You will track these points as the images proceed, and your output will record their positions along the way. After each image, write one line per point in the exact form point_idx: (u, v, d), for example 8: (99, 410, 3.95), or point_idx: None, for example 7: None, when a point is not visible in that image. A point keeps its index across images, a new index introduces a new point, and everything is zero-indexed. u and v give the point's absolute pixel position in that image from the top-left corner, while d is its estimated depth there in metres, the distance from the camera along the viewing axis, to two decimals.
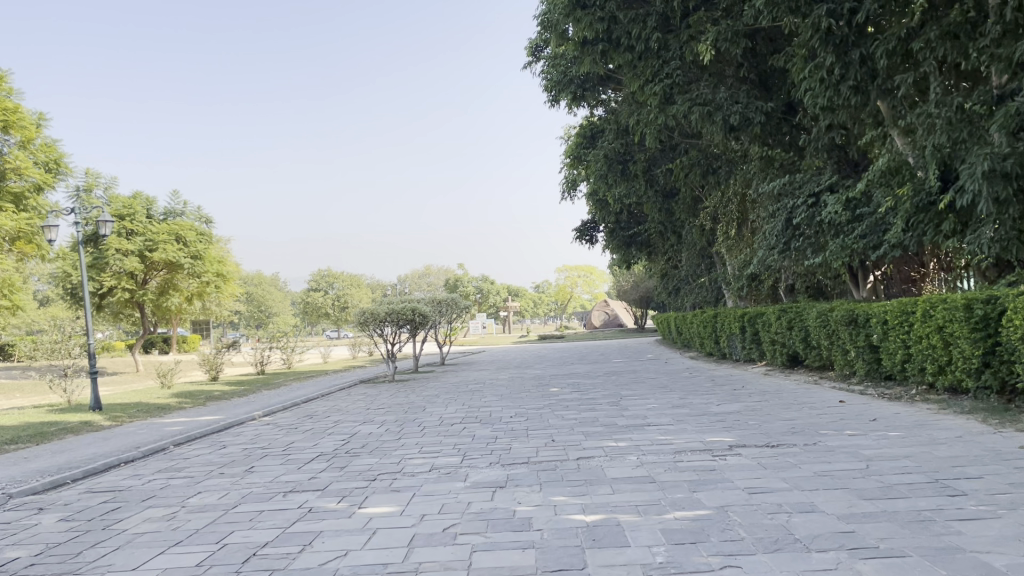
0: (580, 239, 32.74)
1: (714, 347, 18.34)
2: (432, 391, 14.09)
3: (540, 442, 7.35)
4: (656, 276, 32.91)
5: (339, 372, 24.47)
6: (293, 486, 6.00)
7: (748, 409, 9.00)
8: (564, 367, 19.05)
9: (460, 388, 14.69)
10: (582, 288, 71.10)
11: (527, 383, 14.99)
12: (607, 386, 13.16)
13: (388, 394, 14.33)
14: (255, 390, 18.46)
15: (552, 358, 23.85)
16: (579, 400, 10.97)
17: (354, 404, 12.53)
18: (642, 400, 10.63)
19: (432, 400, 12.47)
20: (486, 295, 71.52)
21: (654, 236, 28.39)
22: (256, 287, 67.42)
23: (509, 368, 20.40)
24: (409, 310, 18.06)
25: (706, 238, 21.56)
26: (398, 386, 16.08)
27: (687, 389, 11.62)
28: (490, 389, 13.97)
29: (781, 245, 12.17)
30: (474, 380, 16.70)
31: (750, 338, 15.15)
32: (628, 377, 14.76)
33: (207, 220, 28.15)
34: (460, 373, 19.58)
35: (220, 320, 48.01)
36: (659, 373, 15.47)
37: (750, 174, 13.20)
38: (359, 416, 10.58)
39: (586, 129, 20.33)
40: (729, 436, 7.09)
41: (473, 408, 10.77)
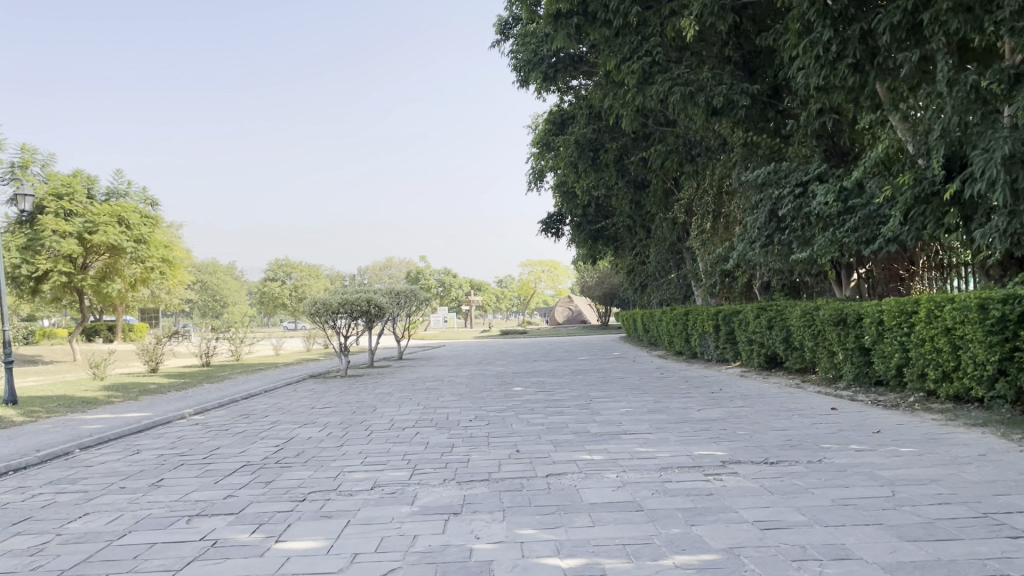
0: (546, 232, 31.83)
1: (683, 345, 17.57)
2: (384, 389, 13.05)
3: (503, 453, 6.38)
4: (622, 272, 32.18)
5: (290, 365, 23.24)
6: (203, 508, 4.93)
7: (733, 416, 8.13)
8: (526, 364, 18.12)
9: (416, 385, 13.66)
10: (546, 284, 70.34)
11: (488, 381, 14.03)
12: (574, 386, 12.24)
13: (337, 391, 13.24)
14: (195, 384, 17.21)
15: (514, 355, 22.90)
16: (544, 402, 10.02)
17: (297, 402, 11.44)
18: (614, 403, 9.72)
19: (384, 398, 11.43)
20: (448, 288, 70.43)
21: (622, 231, 27.59)
22: (211, 276, 65.42)
23: (469, 364, 19.41)
24: (362, 301, 16.99)
25: (677, 232, 20.78)
26: (349, 383, 14.98)
27: (660, 392, 10.74)
28: (448, 387, 12.97)
29: (763, 238, 11.35)
30: (431, 377, 15.69)
31: (724, 337, 14.37)
32: (595, 377, 13.86)
33: (153, 203, 26.62)
34: (418, 369, 18.56)
35: (171, 309, 46.26)
36: (628, 372, 14.62)
37: (732, 162, 12.37)
38: (300, 417, 9.50)
39: (556, 115, 19.36)
40: (719, 449, 6.19)
41: (427, 409, 9.76)
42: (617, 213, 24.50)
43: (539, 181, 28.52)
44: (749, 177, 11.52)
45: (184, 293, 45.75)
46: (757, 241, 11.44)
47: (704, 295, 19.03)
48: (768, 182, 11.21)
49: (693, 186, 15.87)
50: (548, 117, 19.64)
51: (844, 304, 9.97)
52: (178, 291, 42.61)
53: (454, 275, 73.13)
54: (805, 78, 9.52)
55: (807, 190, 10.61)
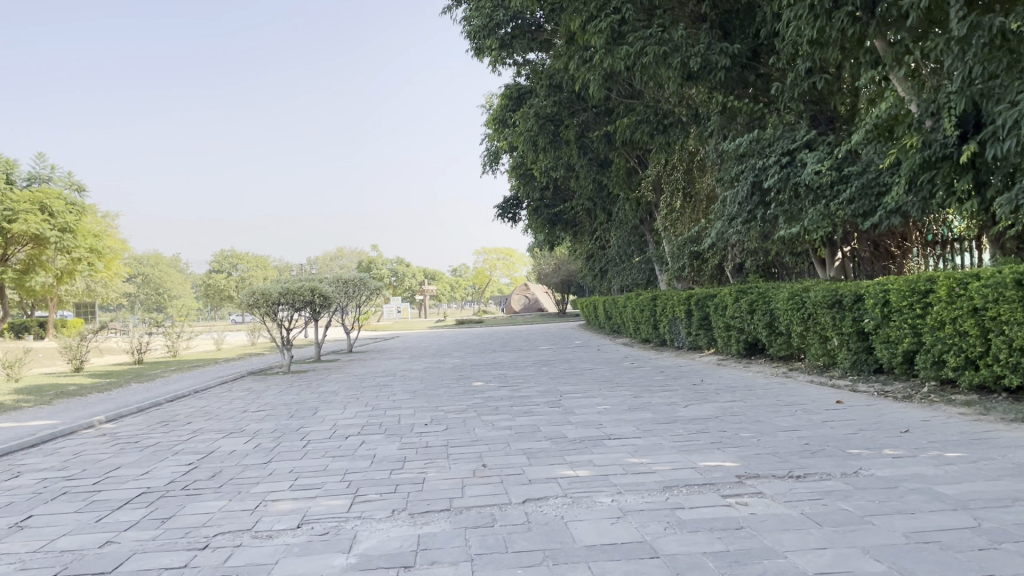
0: (502, 217, 30.66)
1: (651, 332, 16.60)
2: (329, 387, 11.77)
3: (466, 469, 5.21)
4: (580, 257, 31.20)
5: (233, 360, 21.71)
6: (67, 564, 3.67)
7: (728, 413, 7.08)
8: (485, 356, 16.96)
9: (365, 382, 12.38)
10: (501, 272, 69.22)
11: (445, 375, 12.84)
12: (541, 379, 11.13)
13: (277, 390, 11.91)
14: (120, 384, 15.64)
15: (472, 345, 21.72)
16: (509, 400, 8.87)
17: (229, 405, 10.10)
18: (588, 399, 8.61)
19: (328, 398, 10.15)
20: (401, 278, 68.87)
21: (581, 214, 26.55)
22: (153, 267, 62.71)
23: (424, 356, 18.18)
24: (306, 290, 15.64)
25: (641, 212, 19.78)
26: (292, 380, 13.61)
27: (637, 385, 9.67)
28: (401, 383, 11.75)
29: (745, 214, 10.38)
30: (383, 371, 14.45)
31: (698, 324, 13.41)
32: (561, 368, 12.76)
33: (79, 188, 24.67)
34: (369, 363, 17.28)
35: (109, 302, 43.91)
36: (596, 362, 13.55)
37: (707, 132, 11.35)
38: (227, 424, 8.19)
39: (512, 90, 18.13)
40: (728, 458, 5.12)
41: (376, 411, 8.54)
42: (577, 195, 23.46)
43: (494, 163, 27.30)
44: (729, 147, 10.50)
45: (122, 286, 43.44)
46: (738, 218, 10.44)
47: (670, 280, 18.09)
48: (750, 153, 10.19)
49: (662, 162, 14.84)
50: (505, 92, 18.42)
51: (838, 284, 9.02)
52: (115, 284, 40.38)
53: (407, 264, 71.52)
54: (797, 31, 8.52)
55: (794, 159, 9.62)
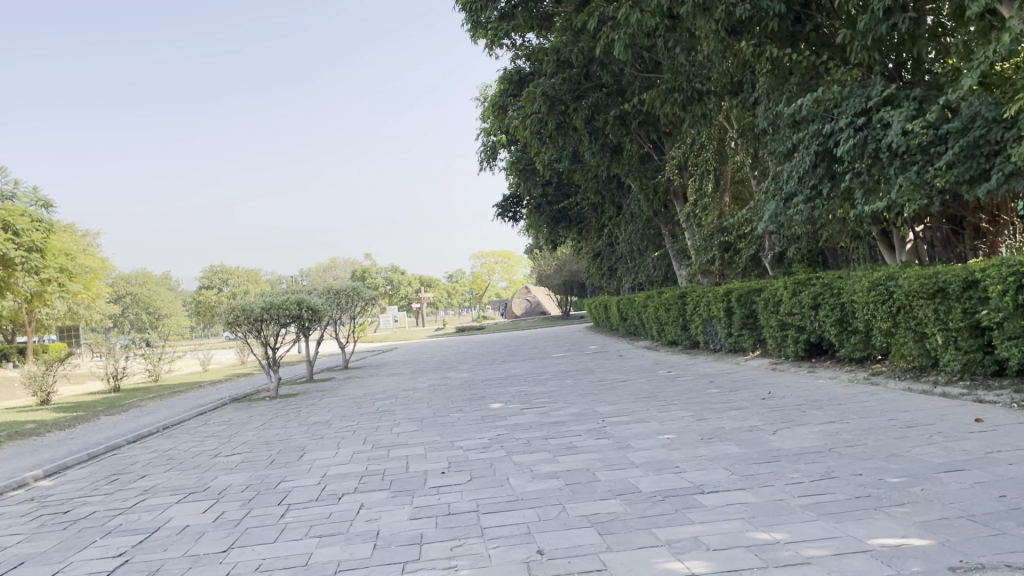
0: (501, 217, 28.96)
1: (679, 334, 14.91)
2: (321, 416, 10.06)
3: (516, 562, 3.48)
4: (585, 256, 29.54)
5: (217, 383, 19.95)
6: None
7: (840, 441, 5.40)
8: (496, 368, 15.24)
9: (364, 407, 10.67)
10: (499, 276, 67.47)
11: (455, 394, 11.12)
12: (570, 397, 9.42)
13: (258, 422, 10.17)
14: (85, 418, 13.87)
15: (478, 355, 20.00)
16: (542, 429, 7.17)
17: (199, 446, 8.38)
18: (643, 425, 6.91)
19: (319, 433, 8.43)
20: (397, 287, 67.09)
21: (587, 209, 24.88)
22: (141, 285, 60.82)
23: (427, 370, 16.47)
24: (293, 304, 13.90)
25: (657, 202, 18.11)
26: (279, 407, 11.87)
27: (692, 403, 7.97)
28: (404, 408, 10.03)
29: (808, 190, 8.76)
30: (382, 392, 12.72)
31: (741, 323, 11.81)
32: (589, 381, 11.06)
33: (47, 204, 22.78)
34: (367, 381, 15.53)
35: (94, 325, 42.03)
36: (626, 372, 11.83)
37: (753, 98, 9.70)
38: (189, 479, 6.46)
39: (512, 74, 16.50)
40: (909, 531, 3.41)
41: (378, 452, 6.82)
42: (584, 189, 21.83)
43: (492, 159, 25.63)
44: (784, 111, 8.85)
45: (106, 306, 41.62)
46: (800, 195, 8.81)
47: (694, 275, 16.45)
48: (811, 116, 8.55)
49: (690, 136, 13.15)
50: (505, 77, 16.78)
51: (936, 270, 7.37)
52: (98, 305, 38.54)
53: (402, 272, 69.76)
54: None
55: (870, 120, 7.95)
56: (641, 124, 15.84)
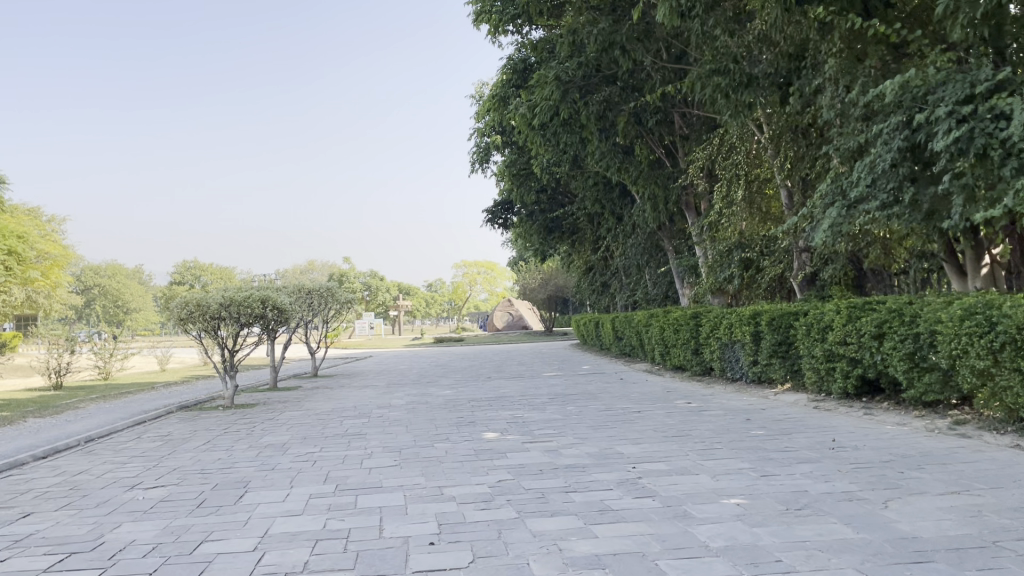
0: (490, 224, 27.31)
1: (688, 359, 13.33)
2: (277, 437, 8.30)
3: None
4: (575, 270, 27.96)
5: (170, 386, 18.01)
6: None
7: (1003, 531, 3.81)
8: (482, 386, 13.55)
9: (329, 428, 8.93)
10: (481, 287, 65.85)
11: (437, 417, 9.42)
12: (581, 430, 7.75)
13: (199, 440, 8.36)
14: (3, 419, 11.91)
15: (460, 370, 18.25)
16: (557, 478, 5.50)
17: (115, 472, 6.59)
18: (691, 481, 5.27)
19: (270, 463, 6.68)
20: (374, 293, 65.34)
21: (584, 219, 23.35)
22: (107, 276, 58.35)
23: (404, 385, 14.70)
24: (255, 302, 12.11)
25: (666, 213, 16.61)
26: (228, 422, 10.05)
27: (742, 449, 6.35)
28: (378, 432, 8.30)
29: (884, 195, 7.29)
30: (352, 408, 10.97)
31: (769, 351, 10.32)
32: (597, 410, 9.41)
33: None
34: (336, 394, 13.74)
35: (50, 316, 39.68)
36: (637, 401, 10.17)
37: (817, 83, 8.24)
38: (81, 530, 4.69)
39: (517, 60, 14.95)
40: None
41: (343, 500, 5.11)
42: (583, 196, 20.32)
43: (484, 161, 24.05)
44: (861, 97, 7.37)
45: (64, 295, 39.30)
46: (874, 201, 7.33)
47: (705, 295, 14.94)
48: (894, 105, 7.07)
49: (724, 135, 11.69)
50: (508, 65, 15.25)
51: None
52: (57, 294, 36.28)
53: (380, 278, 67.84)
54: None
55: (975, 108, 6.46)
56: (658, 124, 14.35)
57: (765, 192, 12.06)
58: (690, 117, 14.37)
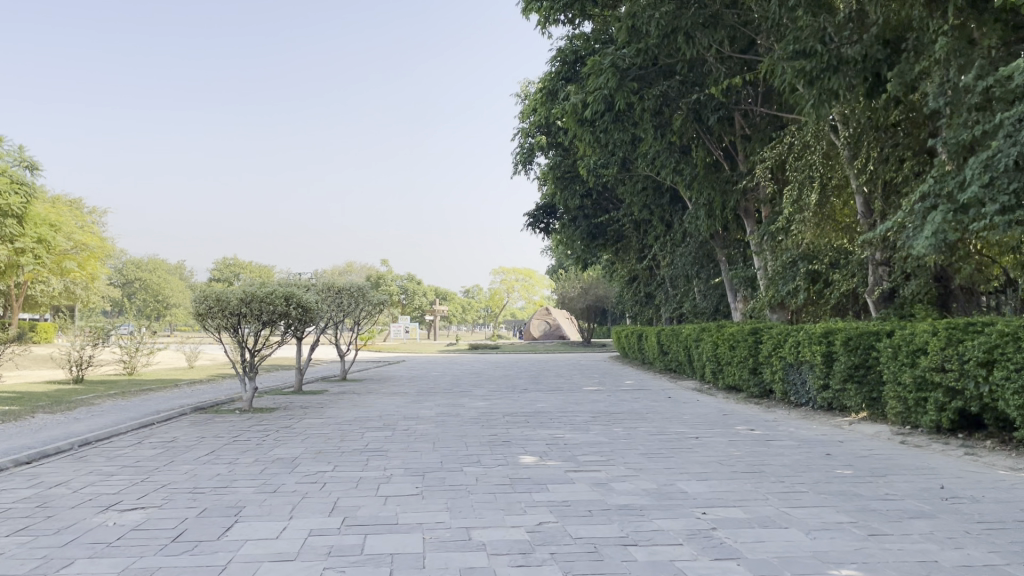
0: (530, 228, 26.32)
1: (744, 379, 12.21)
2: (289, 450, 7.40)
3: None
4: (618, 279, 26.87)
5: (193, 384, 17.32)
6: None
7: None
8: (518, 400, 12.56)
9: (347, 441, 8.02)
10: (519, 295, 64.99)
11: (468, 434, 8.47)
12: (632, 459, 6.73)
13: (204, 450, 7.51)
14: (11, 414, 11.22)
15: (495, 380, 17.29)
16: (611, 524, 4.49)
17: (95, 487, 5.72)
18: (779, 536, 4.22)
19: (272, 484, 5.75)
20: (411, 296, 64.85)
21: (630, 226, 22.28)
22: (148, 270, 58.64)
23: (435, 394, 13.79)
24: (279, 299, 11.29)
25: (722, 220, 15.51)
26: (241, 429, 9.21)
27: (834, 496, 5.26)
28: (402, 450, 7.36)
29: (1004, 197, 6.20)
30: (376, 418, 10.06)
31: (843, 375, 9.22)
32: (648, 434, 8.36)
33: (31, 166, 20.18)
34: (362, 401, 12.86)
35: (88, 309, 39.58)
36: (692, 424, 9.10)
37: (923, 68, 7.16)
38: (23, 567, 3.79)
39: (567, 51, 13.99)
40: None
41: (348, 541, 4.15)
42: (630, 201, 19.28)
43: (527, 163, 23.14)
44: (979, 83, 6.30)
45: (102, 287, 39.29)
46: (993, 204, 6.23)
47: (762, 309, 13.80)
48: None
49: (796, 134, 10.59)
50: (558, 56, 14.28)
51: None
52: (95, 287, 36.25)
53: (417, 282, 67.29)
54: None
55: None
56: (718, 123, 13.29)
57: (839, 197, 10.96)
58: (754, 115, 13.28)
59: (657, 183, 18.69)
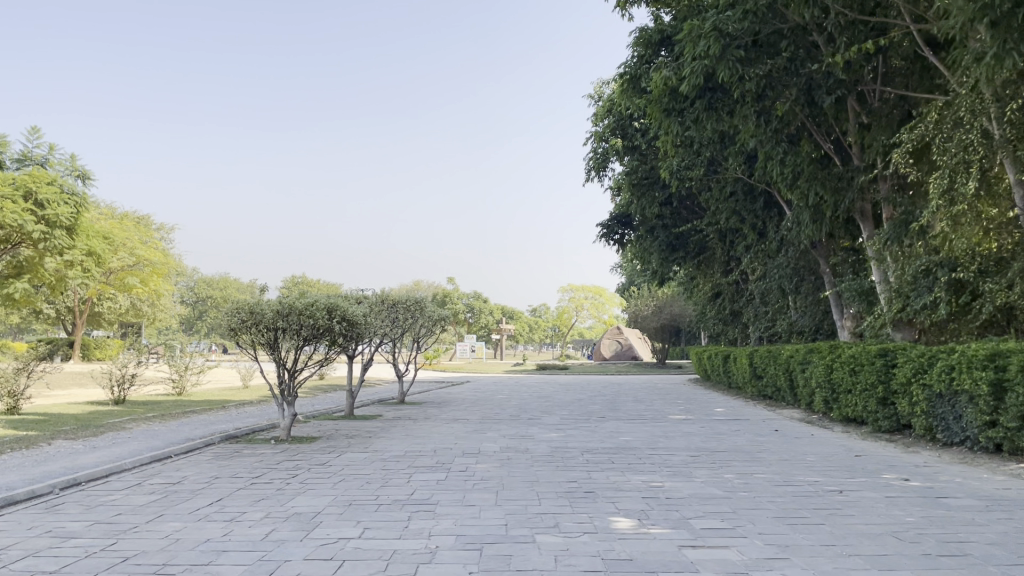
0: (603, 239, 24.41)
1: (872, 410, 10.16)
2: (313, 501, 5.80)
3: None
4: (699, 296, 24.79)
5: (241, 406, 16.04)
6: None
7: None
8: (596, 431, 10.78)
9: (389, 487, 6.37)
10: (589, 313, 62.97)
11: (540, 479, 6.73)
12: (768, 529, 4.88)
13: (209, 497, 5.97)
14: (27, 441, 9.99)
15: (567, 405, 15.50)
16: None
17: (34, 561, 4.17)
18: None
19: (271, 562, 4.12)
20: (478, 314, 63.63)
21: (716, 237, 20.28)
22: (218, 288, 58.80)
23: (500, 421, 12.10)
24: (321, 312, 9.82)
25: (832, 223, 13.48)
26: (267, 465, 7.69)
27: None
28: (455, 503, 5.67)
29: None
30: (430, 454, 8.42)
31: (1020, 411, 7.17)
32: (772, 486, 6.46)
33: (83, 175, 19.48)
34: (417, 429, 11.27)
35: (154, 326, 39.37)
36: (824, 472, 7.17)
37: None
38: None
39: (651, 30, 12.26)
40: None
41: None
42: (717, 208, 17.37)
43: (601, 169, 21.38)
44: None
45: (170, 303, 39.09)
46: None
47: (885, 326, 11.74)
48: None
49: (950, 108, 8.61)
50: (640, 37, 12.53)
51: None
52: (162, 303, 35.99)
53: (484, 299, 66.03)
54: None
55: None
56: (833, 107, 11.37)
57: (997, 188, 8.91)
58: (875, 98, 11.32)
59: (748, 186, 16.73)
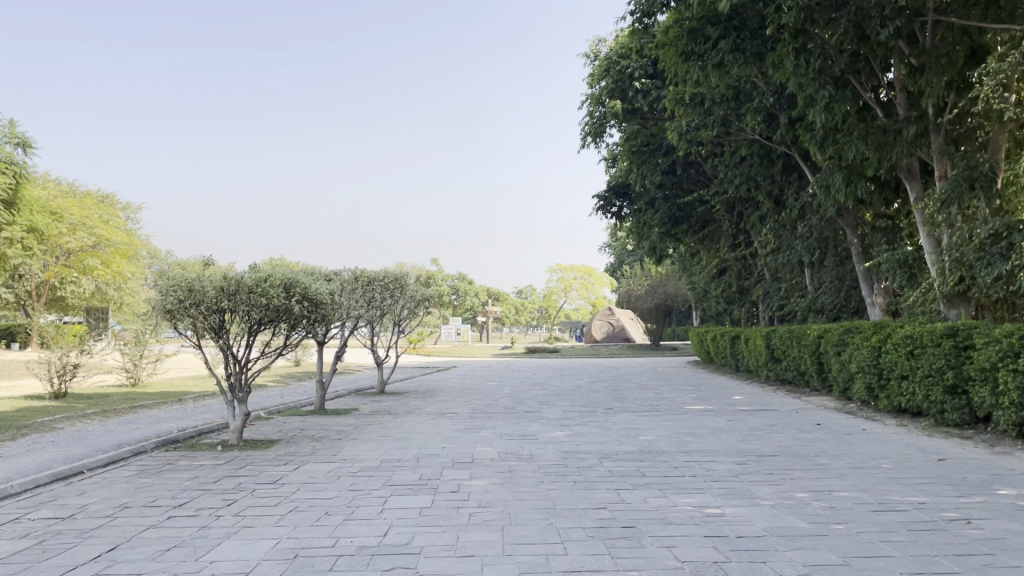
0: (599, 213, 22.62)
1: (938, 400, 8.51)
2: (244, 551, 4.08)
3: None
4: (701, 273, 23.14)
5: (200, 399, 14.22)
6: None
7: None
8: (609, 427, 9.10)
9: (353, 522, 4.65)
10: (578, 294, 61.40)
11: (558, 505, 5.02)
12: None
13: (99, 546, 4.22)
14: None
15: (566, 393, 13.81)
16: None
17: None
18: None
19: None
20: (463, 296, 61.81)
21: (723, 209, 18.56)
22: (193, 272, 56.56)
23: (495, 416, 10.40)
24: (278, 288, 8.09)
25: (871, 184, 11.77)
26: (201, 485, 5.95)
27: None
28: (445, 554, 3.95)
29: None
30: (412, 464, 6.70)
31: None
32: (871, 513, 4.79)
33: (26, 144, 17.55)
34: (396, 426, 9.55)
35: (120, 313, 37.25)
36: (925, 488, 5.51)
37: None
38: None
39: None
40: None
41: None
42: (729, 174, 15.63)
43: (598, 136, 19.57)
44: None
45: (138, 288, 36.93)
46: None
47: (942, 301, 10.06)
48: None
49: None
50: None
51: None
52: (128, 287, 33.88)
53: (469, 281, 64.19)
54: None
55: None
56: (885, 43, 9.62)
57: None
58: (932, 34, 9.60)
59: (764, 149, 14.99)
